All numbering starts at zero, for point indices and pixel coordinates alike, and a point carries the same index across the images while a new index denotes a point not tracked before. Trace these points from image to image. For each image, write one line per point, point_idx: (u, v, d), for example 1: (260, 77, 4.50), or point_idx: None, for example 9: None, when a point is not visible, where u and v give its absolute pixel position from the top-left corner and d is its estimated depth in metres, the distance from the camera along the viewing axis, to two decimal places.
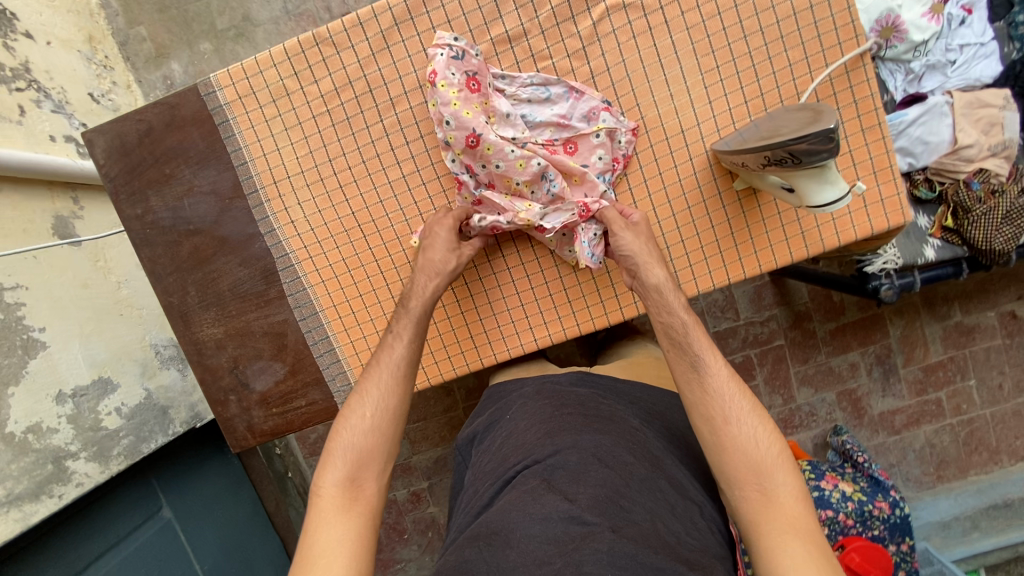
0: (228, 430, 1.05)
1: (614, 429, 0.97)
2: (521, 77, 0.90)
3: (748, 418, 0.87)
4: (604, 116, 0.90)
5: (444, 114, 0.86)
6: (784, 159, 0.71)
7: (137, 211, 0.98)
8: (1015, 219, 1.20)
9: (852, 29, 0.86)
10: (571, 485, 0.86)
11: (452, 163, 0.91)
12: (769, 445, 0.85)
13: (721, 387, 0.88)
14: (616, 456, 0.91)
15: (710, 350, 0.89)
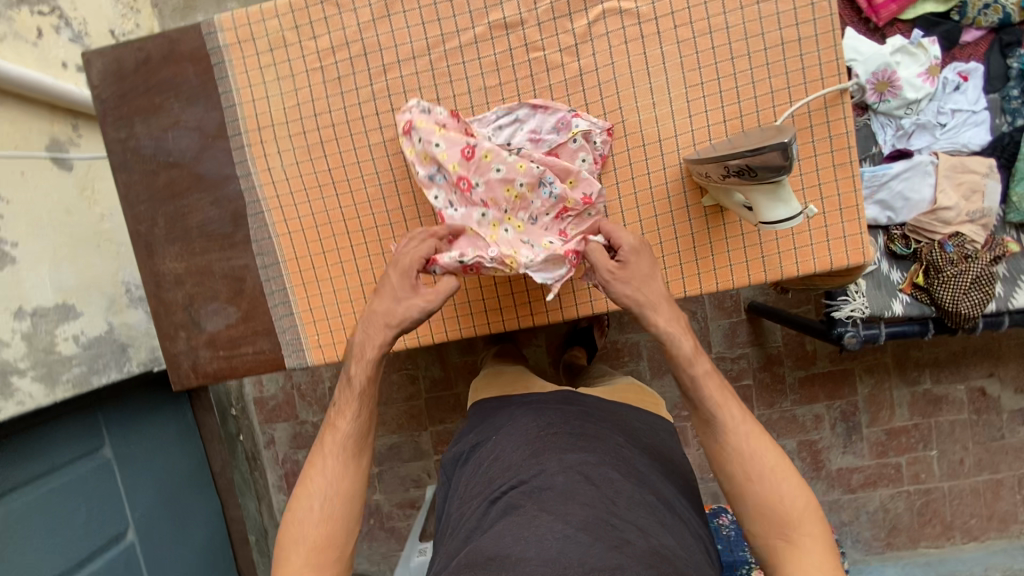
0: (172, 366, 1.05)
1: (599, 447, 0.95)
2: (488, 116, 0.94)
3: (771, 474, 0.83)
4: (576, 122, 0.92)
5: (434, 142, 0.90)
6: (742, 171, 0.73)
7: (121, 135, 1.00)
8: (982, 286, 1.22)
9: (836, 66, 0.88)
10: (561, 506, 0.85)
11: (436, 198, 0.91)
12: (794, 498, 0.82)
13: (742, 445, 0.84)
14: (601, 473, 0.90)
15: (725, 404, 0.85)
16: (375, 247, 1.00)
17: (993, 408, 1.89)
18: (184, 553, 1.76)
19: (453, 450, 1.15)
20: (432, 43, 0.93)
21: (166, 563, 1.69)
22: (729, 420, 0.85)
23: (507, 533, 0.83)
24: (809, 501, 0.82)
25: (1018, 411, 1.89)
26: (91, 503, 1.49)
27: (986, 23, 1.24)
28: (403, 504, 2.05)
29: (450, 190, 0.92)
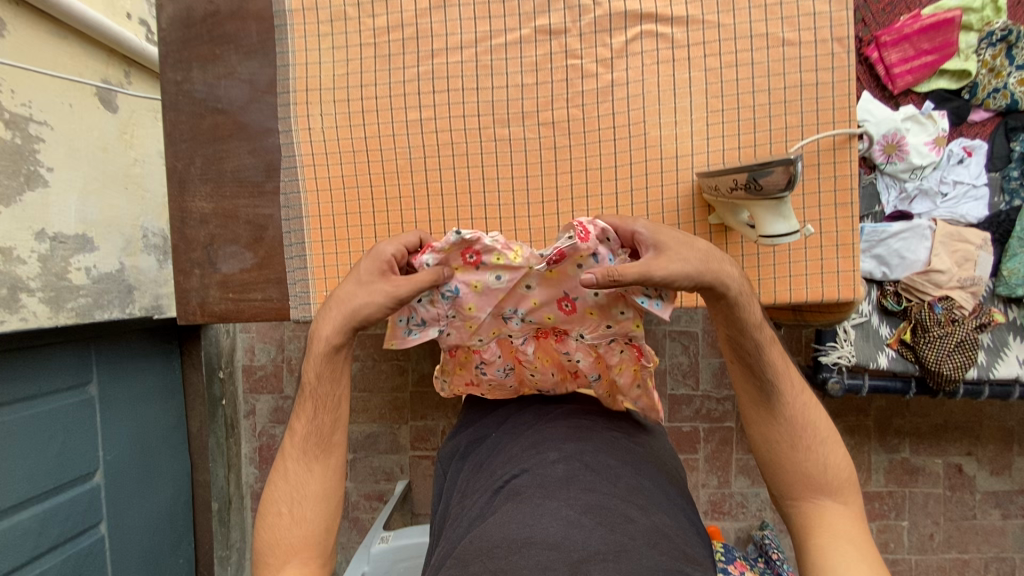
0: (181, 301, 1.08)
1: (595, 438, 0.99)
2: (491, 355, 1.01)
3: (820, 447, 0.85)
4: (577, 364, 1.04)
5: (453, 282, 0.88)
6: (749, 184, 0.78)
7: (177, 77, 1.06)
8: (966, 349, 1.26)
9: (848, 112, 0.95)
10: (563, 490, 0.86)
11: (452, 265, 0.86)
12: (836, 469, 0.84)
13: (796, 413, 0.87)
14: (600, 461, 0.93)
15: (787, 375, 0.87)
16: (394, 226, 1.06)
17: (968, 486, 1.90)
18: (146, 510, 1.74)
19: (449, 445, 1.17)
20: (480, 37, 1.01)
21: (127, 516, 1.67)
22: (788, 389, 0.87)
23: (512, 519, 0.81)
24: (851, 472, 0.86)
25: (992, 493, 1.89)
26: (67, 437, 1.49)
27: (994, 106, 1.32)
28: (371, 495, 2.04)
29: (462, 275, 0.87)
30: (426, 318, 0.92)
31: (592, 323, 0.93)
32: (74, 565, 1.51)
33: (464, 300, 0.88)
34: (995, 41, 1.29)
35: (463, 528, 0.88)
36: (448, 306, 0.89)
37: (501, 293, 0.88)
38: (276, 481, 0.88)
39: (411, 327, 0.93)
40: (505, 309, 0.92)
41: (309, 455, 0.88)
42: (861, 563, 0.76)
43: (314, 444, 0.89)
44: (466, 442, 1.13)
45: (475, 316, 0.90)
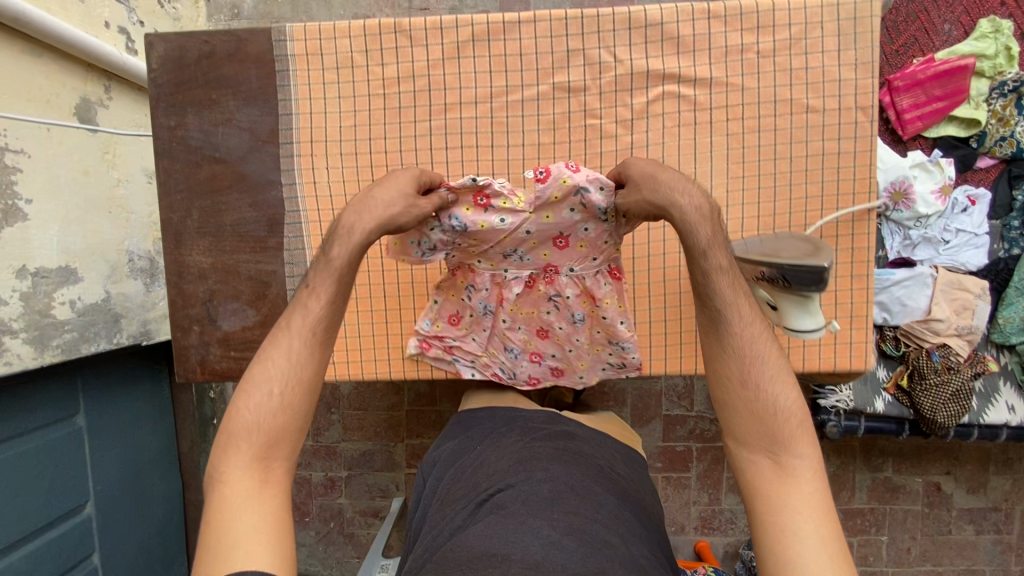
0: (180, 358, 1.04)
1: (580, 464, 1.01)
2: (478, 301, 0.97)
3: (772, 384, 0.70)
4: (550, 351, 1.04)
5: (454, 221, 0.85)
6: (777, 279, 0.76)
7: (170, 122, 0.99)
8: (961, 399, 1.30)
9: (869, 184, 0.94)
10: (547, 509, 0.87)
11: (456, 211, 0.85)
12: (790, 413, 0.69)
13: (740, 348, 0.71)
14: (586, 487, 0.94)
15: (739, 303, 0.72)
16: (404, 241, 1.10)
17: (945, 504, 1.98)
18: (139, 534, 1.72)
19: (433, 454, 1.20)
20: (496, 92, 0.96)
21: (119, 544, 1.65)
22: (735, 318, 0.72)
23: (494, 533, 0.83)
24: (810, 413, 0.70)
25: (968, 510, 1.97)
26: (56, 471, 1.45)
27: (1000, 154, 1.32)
28: (366, 511, 2.04)
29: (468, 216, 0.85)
30: (436, 244, 0.89)
31: (581, 258, 0.92)
32: None
33: (471, 230, 0.86)
34: (1006, 91, 1.28)
35: (442, 538, 0.90)
36: (455, 236, 0.88)
37: (503, 233, 0.86)
38: (271, 350, 0.72)
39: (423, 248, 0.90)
40: (504, 249, 0.90)
41: (304, 342, 0.73)
42: (813, 528, 0.63)
43: (325, 332, 0.74)
44: (449, 452, 1.15)
45: (479, 248, 0.89)
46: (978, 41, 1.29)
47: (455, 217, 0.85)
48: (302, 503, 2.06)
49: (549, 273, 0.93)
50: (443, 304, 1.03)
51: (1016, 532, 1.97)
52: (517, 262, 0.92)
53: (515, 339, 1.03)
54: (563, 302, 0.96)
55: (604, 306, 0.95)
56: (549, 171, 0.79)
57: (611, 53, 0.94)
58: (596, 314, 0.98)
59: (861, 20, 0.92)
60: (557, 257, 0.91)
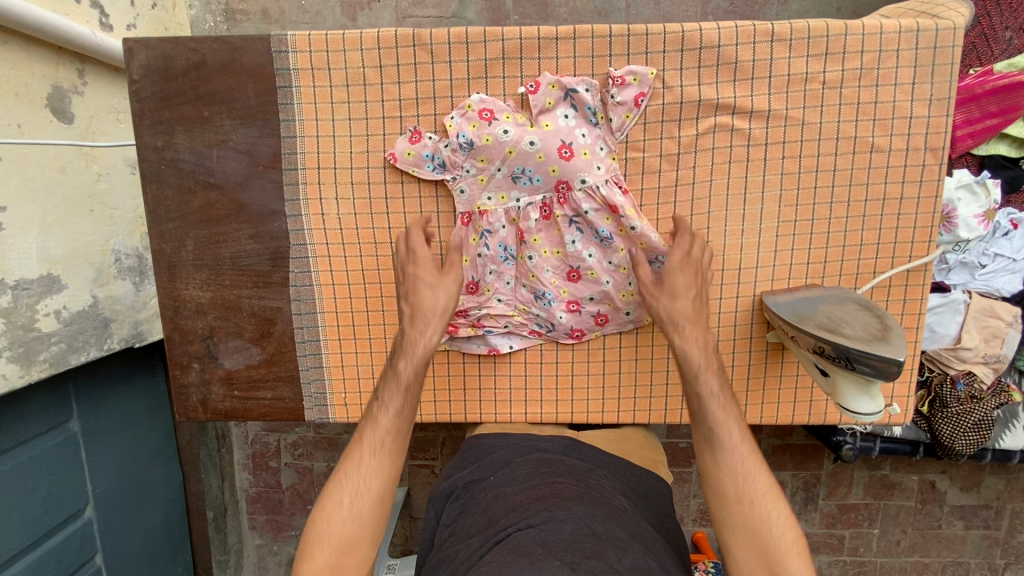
0: (179, 396, 0.97)
1: (604, 503, 0.96)
2: (496, 244, 0.89)
3: (764, 502, 0.75)
4: (588, 288, 0.91)
5: (458, 138, 0.85)
6: (838, 358, 0.71)
7: (158, 141, 0.88)
8: (983, 428, 1.26)
9: (929, 233, 0.87)
10: (568, 553, 0.82)
11: (456, 127, 0.85)
12: (784, 532, 0.73)
13: (734, 467, 0.78)
14: (608, 530, 0.89)
15: (732, 420, 0.80)
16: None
17: (938, 501, 2.02)
18: (141, 531, 1.71)
19: (445, 484, 1.14)
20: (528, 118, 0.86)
21: (121, 542, 1.64)
22: (728, 437, 0.79)
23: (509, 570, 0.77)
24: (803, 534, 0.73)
25: (959, 506, 2.02)
26: (52, 480, 1.41)
27: None
28: None
29: (468, 131, 0.85)
30: (447, 163, 0.87)
31: (590, 164, 0.85)
32: None
33: (477, 146, 0.84)
34: None
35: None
36: (465, 157, 0.86)
37: (508, 147, 0.84)
38: (346, 465, 0.81)
39: (435, 165, 0.87)
40: (511, 167, 0.85)
41: (376, 455, 0.81)
42: None
43: (391, 445, 0.83)
44: (462, 483, 1.09)
45: (487, 170, 0.86)
46: None
47: (461, 134, 0.85)
48: (304, 491, 2.05)
49: (562, 192, 0.86)
50: (458, 272, 0.92)
51: (1002, 527, 2.03)
52: (528, 186, 0.86)
53: (544, 282, 0.91)
54: (584, 223, 0.88)
55: (627, 216, 0.85)
56: (537, 80, 0.84)
57: (659, 79, 0.84)
58: (624, 230, 0.87)
59: (941, 50, 0.82)
60: (566, 169, 0.84)
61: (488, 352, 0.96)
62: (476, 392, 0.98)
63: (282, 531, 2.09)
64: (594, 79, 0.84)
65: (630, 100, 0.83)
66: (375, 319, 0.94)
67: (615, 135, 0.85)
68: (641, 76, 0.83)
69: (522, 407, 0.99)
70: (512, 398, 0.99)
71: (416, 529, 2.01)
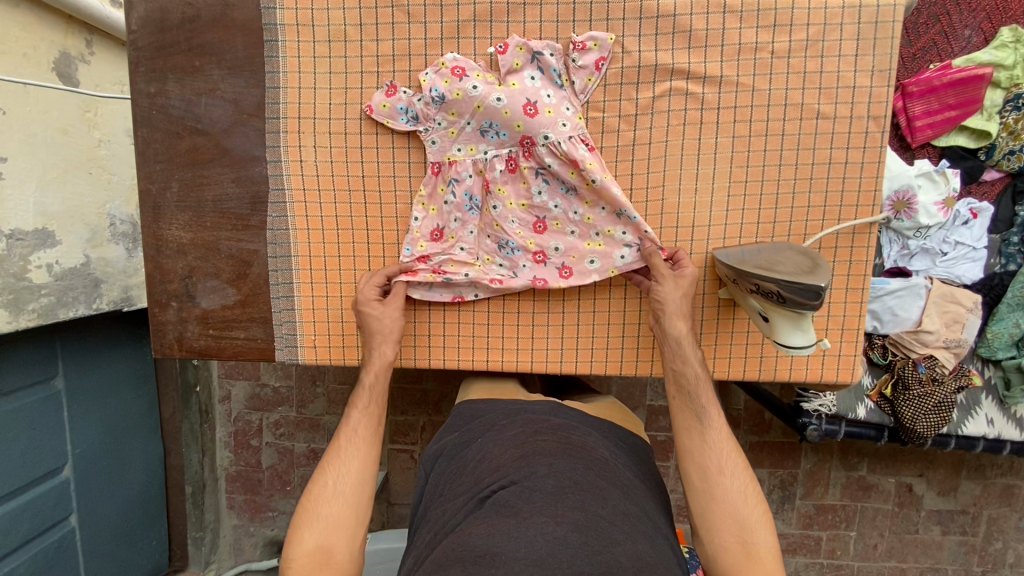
0: (157, 333, 1.02)
1: (585, 456, 0.98)
2: (461, 194, 0.95)
3: (739, 475, 0.89)
4: (554, 240, 0.97)
5: (430, 92, 0.90)
6: (771, 294, 0.76)
7: (150, 88, 0.94)
8: (944, 411, 1.28)
9: (873, 197, 0.92)
10: (549, 506, 0.85)
11: (429, 83, 0.90)
12: (754, 503, 0.87)
13: (718, 443, 0.90)
14: (589, 480, 0.92)
15: (715, 406, 0.92)
16: (397, 205, 0.97)
17: (915, 504, 2.01)
18: (119, 497, 1.73)
19: (434, 446, 1.17)
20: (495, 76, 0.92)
21: (98, 506, 1.66)
22: (712, 419, 0.91)
23: (497, 531, 0.82)
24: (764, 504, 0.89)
25: (936, 511, 2.01)
26: (34, 434, 1.44)
27: (1007, 167, 1.30)
28: None
29: (439, 88, 0.90)
30: (420, 116, 0.93)
31: (553, 122, 0.90)
32: (46, 559, 1.50)
33: (448, 100, 0.90)
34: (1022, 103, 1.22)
35: (444, 532, 0.91)
36: (436, 110, 0.92)
37: (477, 102, 0.89)
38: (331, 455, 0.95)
39: (408, 118, 0.93)
40: (480, 122, 0.91)
41: (353, 443, 0.95)
42: None
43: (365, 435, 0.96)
44: (451, 444, 1.13)
45: (457, 123, 0.92)
46: (997, 50, 1.24)
47: (433, 89, 0.90)
48: (284, 472, 2.05)
49: (526, 146, 0.92)
50: (424, 220, 0.97)
51: (980, 534, 2.02)
52: (494, 139, 0.93)
53: (509, 232, 0.96)
54: (550, 175, 0.94)
55: (588, 169, 0.90)
56: (505, 43, 0.90)
57: (619, 43, 0.90)
58: (587, 184, 0.92)
59: (881, 24, 0.87)
60: (530, 125, 0.90)
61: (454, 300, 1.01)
62: (439, 338, 1.02)
63: (260, 512, 2.08)
64: (558, 44, 0.90)
65: (591, 64, 0.90)
66: (346, 262, 0.99)
67: (579, 97, 0.91)
68: (600, 42, 0.89)
69: (483, 355, 1.02)
70: (475, 346, 1.03)
71: (394, 515, 1.99)
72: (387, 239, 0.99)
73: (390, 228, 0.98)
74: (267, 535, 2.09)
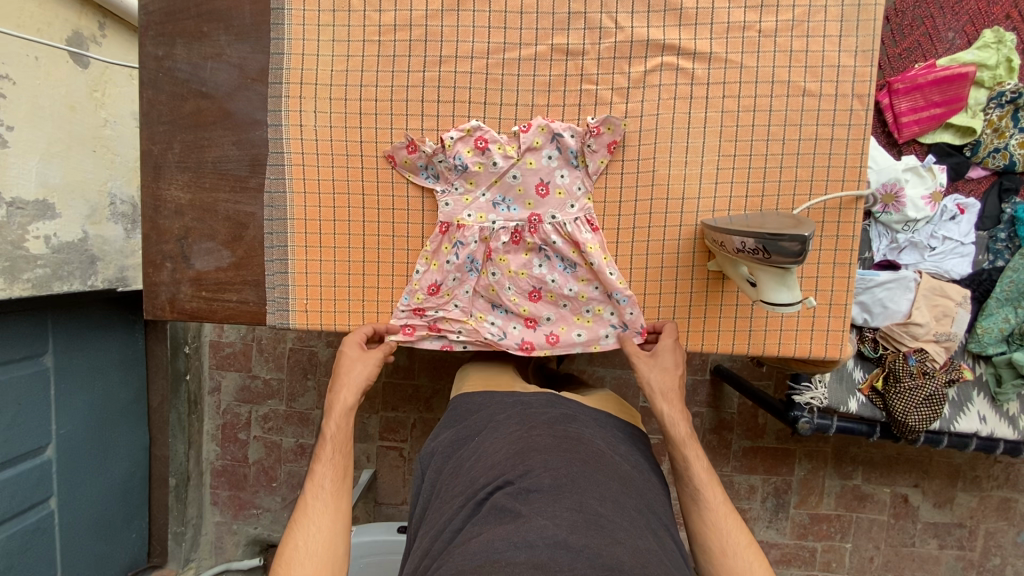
0: (149, 294, 1.02)
1: (582, 451, 0.92)
2: (463, 261, 0.98)
3: (745, 554, 0.85)
4: (546, 312, 1.01)
5: (455, 159, 0.95)
6: (757, 250, 0.77)
7: (159, 52, 0.98)
8: (934, 404, 1.28)
9: (858, 172, 0.94)
10: (546, 507, 0.79)
11: (455, 151, 0.95)
12: None
13: (717, 524, 0.88)
14: (589, 479, 0.85)
15: (712, 485, 0.91)
16: (392, 170, 0.99)
17: (911, 516, 1.97)
18: (101, 484, 1.70)
19: (431, 444, 1.10)
20: (493, 48, 0.95)
21: (78, 493, 1.62)
22: (709, 498, 0.90)
23: (494, 535, 0.75)
24: None
25: (932, 524, 1.97)
26: (20, 410, 1.42)
27: (992, 165, 1.35)
28: None
29: (463, 158, 0.95)
30: (440, 175, 0.98)
31: (560, 203, 0.97)
32: (23, 541, 1.46)
33: (470, 171, 0.96)
34: (1004, 102, 1.29)
35: (441, 541, 0.82)
36: (456, 176, 0.97)
37: (495, 177, 0.96)
38: (301, 513, 0.87)
39: (429, 175, 0.99)
40: (495, 198, 0.97)
41: (321, 498, 0.89)
42: None
43: (333, 485, 0.91)
44: (448, 441, 1.06)
45: (473, 192, 0.98)
46: (980, 51, 1.32)
47: (457, 157, 0.95)
48: (270, 467, 2.00)
49: (533, 223, 0.97)
50: (425, 274, 1.00)
51: (977, 549, 1.98)
52: (505, 212, 0.97)
53: (505, 298, 1.00)
54: (552, 251, 0.98)
55: (589, 252, 0.96)
56: (529, 123, 0.95)
57: (612, 19, 0.93)
58: (585, 263, 0.98)
59: (864, 7, 0.91)
60: (540, 204, 0.97)
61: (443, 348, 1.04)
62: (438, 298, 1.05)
63: (243, 509, 2.02)
64: (578, 127, 0.95)
65: (604, 147, 0.95)
66: (341, 227, 1.00)
67: (591, 178, 0.96)
68: (614, 126, 0.93)
69: None
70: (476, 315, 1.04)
71: (379, 515, 1.93)
72: (382, 204, 1.00)
73: (386, 192, 0.99)
74: (250, 534, 2.03)
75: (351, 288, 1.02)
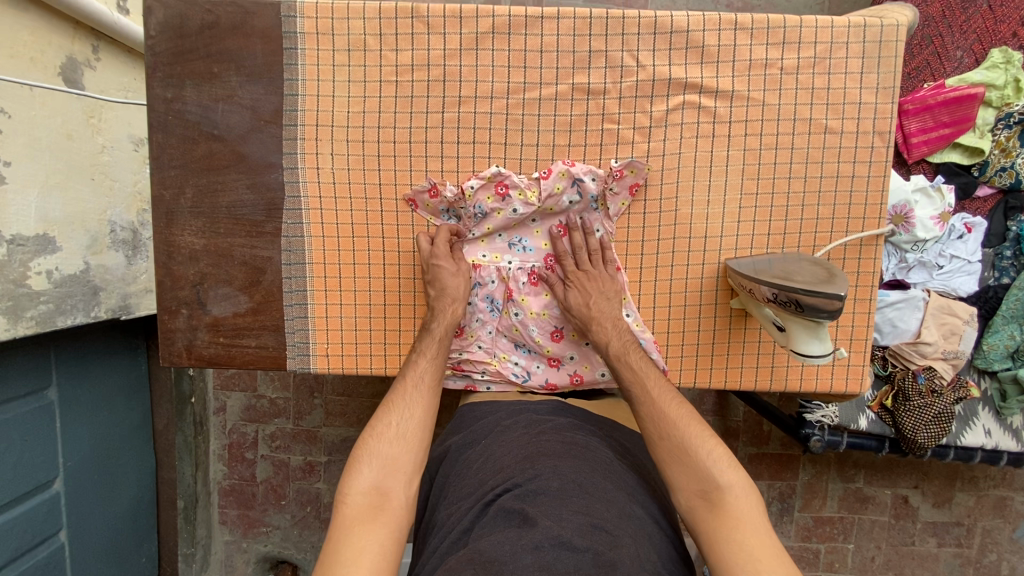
0: (165, 342, 1.00)
1: (591, 457, 0.89)
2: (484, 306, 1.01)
3: (685, 426, 0.86)
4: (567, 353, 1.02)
5: (477, 207, 0.96)
6: (789, 304, 0.78)
7: (167, 94, 0.94)
8: (942, 421, 1.29)
9: (879, 209, 0.94)
10: (550, 511, 0.78)
11: (474, 196, 0.95)
12: (709, 448, 0.83)
13: (655, 410, 0.88)
14: (594, 482, 0.84)
15: (648, 377, 0.90)
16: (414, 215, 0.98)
17: (911, 516, 2.02)
18: (110, 509, 1.68)
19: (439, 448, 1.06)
20: (513, 88, 0.93)
21: (88, 522, 1.60)
22: (643, 386, 0.90)
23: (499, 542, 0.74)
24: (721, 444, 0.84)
25: (931, 523, 2.02)
26: (26, 444, 1.40)
27: (999, 184, 1.36)
28: None
29: (481, 204, 0.95)
30: (460, 216, 0.98)
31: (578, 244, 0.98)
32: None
33: (489, 217, 0.97)
34: (1011, 123, 1.32)
35: (447, 543, 0.80)
36: (476, 223, 0.98)
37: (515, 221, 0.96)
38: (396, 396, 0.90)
39: (450, 216, 0.99)
40: (512, 236, 1.00)
41: (418, 392, 0.91)
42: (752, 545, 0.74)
43: (429, 385, 0.92)
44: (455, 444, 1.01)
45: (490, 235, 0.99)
46: (988, 71, 1.32)
47: (477, 204, 0.96)
48: (279, 485, 1.99)
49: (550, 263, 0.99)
50: None
51: (974, 546, 2.04)
52: (520, 252, 0.99)
53: (529, 338, 1.01)
54: None
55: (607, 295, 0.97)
56: (550, 168, 0.94)
57: (634, 57, 0.92)
58: None
59: (886, 43, 0.91)
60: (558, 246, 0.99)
61: (467, 386, 1.07)
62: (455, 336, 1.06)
63: (253, 527, 2.01)
64: (600, 170, 0.94)
65: (626, 189, 0.95)
66: (361, 271, 0.99)
67: (612, 220, 0.97)
68: (637, 170, 0.94)
69: None
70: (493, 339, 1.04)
71: None
72: (403, 248, 0.99)
73: (406, 236, 0.98)
74: (260, 551, 2.02)
75: (372, 330, 1.01)
